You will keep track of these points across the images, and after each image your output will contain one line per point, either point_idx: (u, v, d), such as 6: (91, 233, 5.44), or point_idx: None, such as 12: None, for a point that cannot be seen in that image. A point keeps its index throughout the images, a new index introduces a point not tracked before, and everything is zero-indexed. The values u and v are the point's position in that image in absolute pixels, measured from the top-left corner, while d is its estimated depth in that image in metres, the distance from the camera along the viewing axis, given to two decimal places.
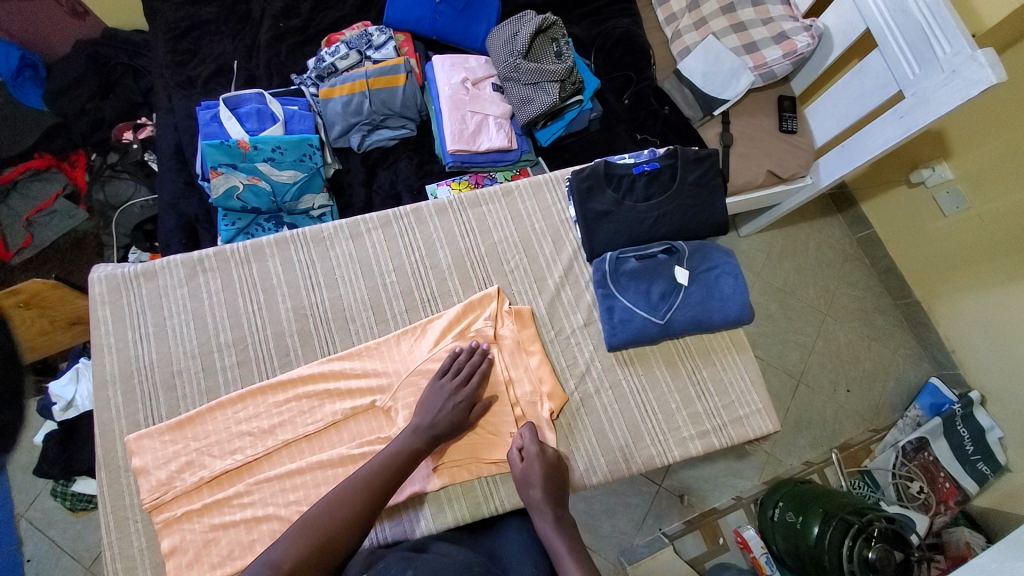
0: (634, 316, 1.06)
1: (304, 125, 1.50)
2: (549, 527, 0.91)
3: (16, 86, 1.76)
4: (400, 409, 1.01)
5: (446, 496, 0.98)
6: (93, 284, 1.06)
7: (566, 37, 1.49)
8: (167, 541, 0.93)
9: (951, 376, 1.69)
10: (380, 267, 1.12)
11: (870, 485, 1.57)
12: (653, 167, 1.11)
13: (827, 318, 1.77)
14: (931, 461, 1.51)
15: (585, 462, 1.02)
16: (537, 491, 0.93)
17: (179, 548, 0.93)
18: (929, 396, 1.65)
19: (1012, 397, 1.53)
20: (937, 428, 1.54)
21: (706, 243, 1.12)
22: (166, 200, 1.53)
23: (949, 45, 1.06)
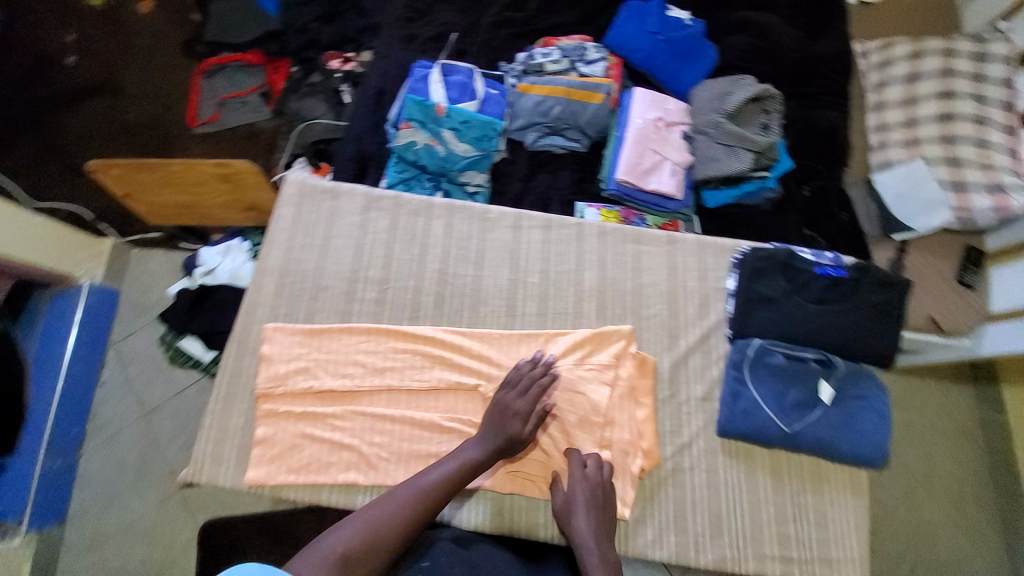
0: (760, 412, 0.99)
1: (495, 109, 1.59)
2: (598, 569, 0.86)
3: None
4: None
5: (475, 495, 0.99)
6: (287, 184, 1.18)
7: (779, 113, 1.48)
8: (262, 429, 1.01)
9: None
10: (527, 264, 1.14)
11: None
12: (839, 274, 1.06)
13: (916, 492, 1.48)
14: None
15: (653, 537, 0.97)
16: (584, 522, 0.90)
17: (268, 440, 1.00)
18: None
19: None
20: None
21: (863, 369, 1.03)
22: (354, 131, 1.68)
23: None
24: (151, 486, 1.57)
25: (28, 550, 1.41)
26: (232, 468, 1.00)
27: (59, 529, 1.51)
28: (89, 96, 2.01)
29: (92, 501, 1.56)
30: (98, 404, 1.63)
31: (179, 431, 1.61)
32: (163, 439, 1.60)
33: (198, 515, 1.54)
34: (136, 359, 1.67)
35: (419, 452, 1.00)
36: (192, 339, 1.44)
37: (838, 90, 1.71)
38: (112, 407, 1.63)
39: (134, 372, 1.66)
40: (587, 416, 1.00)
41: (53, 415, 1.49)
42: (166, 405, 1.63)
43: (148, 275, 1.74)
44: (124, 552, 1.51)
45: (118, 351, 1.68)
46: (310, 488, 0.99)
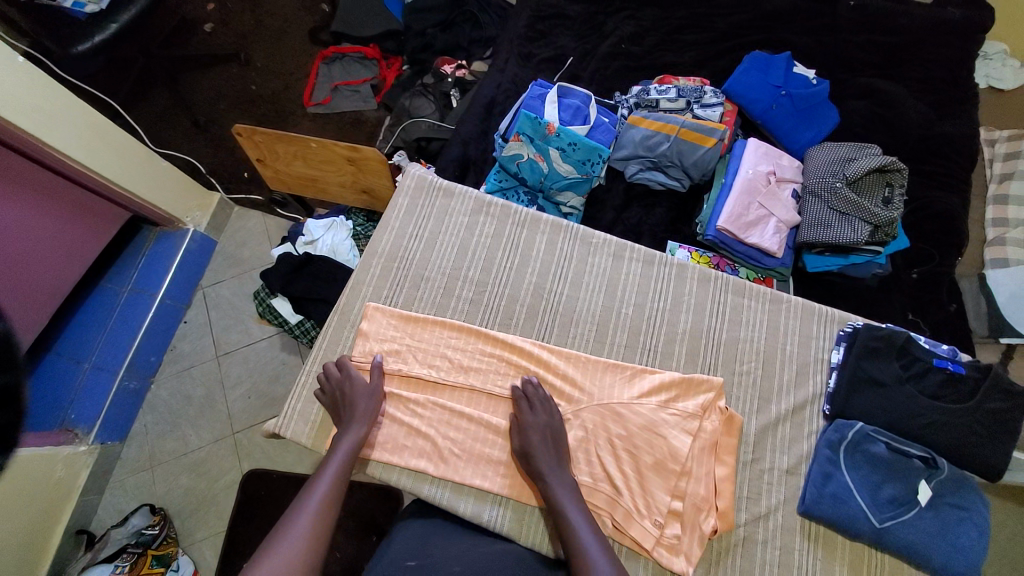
0: (851, 498, 0.93)
1: (604, 137, 1.61)
2: (585, 532, 0.86)
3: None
4: (575, 426, 1.01)
5: (536, 514, 0.98)
6: (408, 176, 1.25)
7: (904, 188, 1.41)
8: None
9: None
10: (623, 295, 1.14)
11: None
12: (958, 370, 1.00)
13: None
14: None
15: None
16: (560, 484, 0.92)
17: None
18: None
19: None
20: None
21: (967, 479, 0.94)
22: (463, 135, 1.74)
23: None
24: (210, 422, 1.64)
25: (89, 458, 1.50)
26: (316, 429, 1.05)
27: (119, 444, 1.60)
28: (220, 60, 2.16)
29: (154, 425, 1.63)
30: (179, 337, 1.73)
31: (243, 379, 1.68)
32: (228, 383, 1.68)
33: (244, 462, 1.60)
34: (217, 305, 1.78)
35: (490, 458, 1.01)
36: (283, 299, 1.51)
37: (962, 174, 1.62)
38: (190, 343, 1.73)
39: (215, 317, 1.76)
40: (664, 461, 0.97)
41: (139, 339, 1.60)
42: (239, 352, 1.72)
43: (245, 231, 1.86)
44: (170, 480, 1.58)
45: (205, 294, 1.79)
46: (381, 468, 1.01)
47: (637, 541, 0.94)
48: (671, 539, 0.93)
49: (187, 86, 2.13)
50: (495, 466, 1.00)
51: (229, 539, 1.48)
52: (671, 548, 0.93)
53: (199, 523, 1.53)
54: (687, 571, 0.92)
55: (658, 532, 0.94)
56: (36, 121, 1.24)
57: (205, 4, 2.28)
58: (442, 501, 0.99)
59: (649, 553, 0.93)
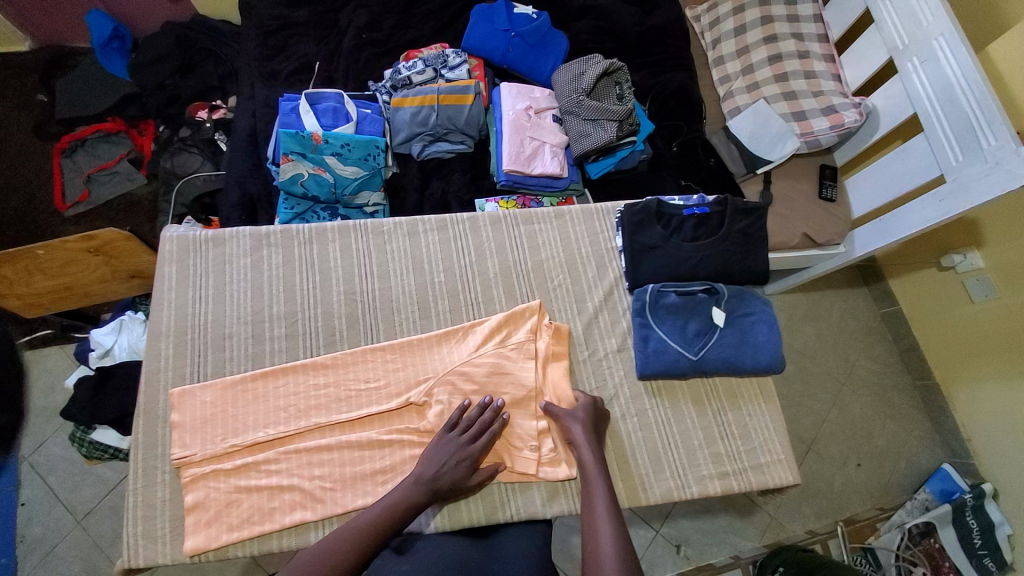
0: (668, 348, 1.09)
1: (373, 127, 1.60)
2: (608, 531, 0.86)
3: (104, 55, 1.93)
4: (434, 404, 1.03)
5: None
6: (164, 241, 1.14)
7: (629, 82, 1.60)
8: (191, 496, 0.96)
9: (962, 465, 1.75)
10: (430, 266, 1.17)
11: (872, 563, 1.62)
12: (704, 210, 1.18)
13: (843, 388, 1.86)
14: (936, 549, 1.55)
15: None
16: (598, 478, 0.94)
17: (201, 505, 0.96)
18: (939, 482, 1.71)
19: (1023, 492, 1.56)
20: (945, 515, 1.58)
21: (745, 289, 1.16)
22: (235, 176, 1.62)
23: (994, 137, 1.22)
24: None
25: None
26: (169, 543, 0.96)
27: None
28: None
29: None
30: (22, 525, 1.47)
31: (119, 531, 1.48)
32: (105, 542, 1.47)
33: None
34: (52, 470, 1.52)
35: (364, 473, 1.00)
36: (105, 428, 1.36)
37: (680, 53, 1.89)
38: (40, 523, 1.47)
39: (56, 481, 1.51)
40: (517, 395, 1.05)
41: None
42: (102, 505, 1.50)
43: (48, 373, 1.59)
44: None
45: (32, 464, 1.52)
46: (260, 540, 0.97)
47: (521, 472, 1.01)
48: (547, 455, 1.03)
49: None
50: (371, 477, 0.99)
51: None
52: (552, 464, 1.02)
53: None
54: (570, 474, 1.02)
55: (534, 453, 1.02)
56: None
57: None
58: None
59: (535, 476, 1.01)
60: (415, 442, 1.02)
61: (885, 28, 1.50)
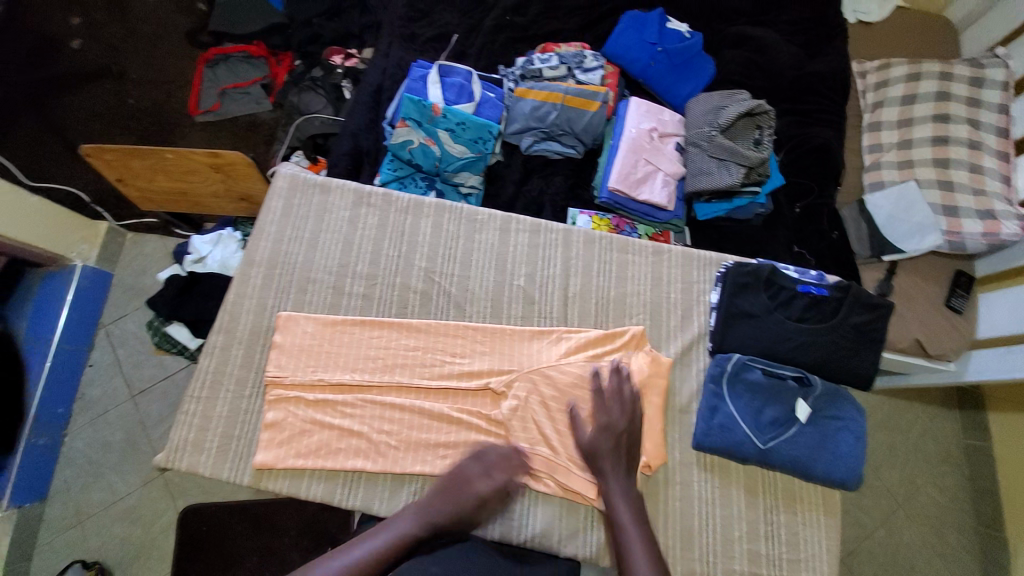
0: (736, 428, 1.00)
1: (491, 112, 1.59)
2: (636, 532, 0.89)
3: None
4: (510, 397, 1.03)
5: None
6: (278, 176, 1.20)
7: (772, 128, 1.46)
8: (272, 413, 1.02)
9: None
10: (514, 266, 1.14)
11: None
12: (822, 292, 1.08)
13: (899, 513, 1.65)
14: None
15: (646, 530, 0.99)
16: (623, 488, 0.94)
17: (278, 424, 1.01)
18: None
19: None
20: None
21: (841, 391, 1.04)
22: (352, 127, 1.68)
23: None
24: (137, 464, 1.59)
25: (7, 525, 1.42)
26: (214, 454, 1.02)
27: (39, 505, 1.52)
28: (91, 78, 1.99)
29: (74, 480, 1.56)
30: (86, 383, 1.64)
31: (167, 414, 1.64)
32: (152, 419, 1.62)
33: (179, 500, 1.57)
34: (123, 342, 1.69)
35: (427, 442, 1.01)
36: (179, 325, 1.45)
37: (832, 109, 1.71)
38: (100, 387, 1.64)
39: (123, 354, 1.67)
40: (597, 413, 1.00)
41: (38, 393, 1.50)
42: (155, 387, 1.65)
43: (142, 258, 1.77)
44: (103, 533, 1.53)
45: (108, 332, 1.69)
46: (291, 478, 1.01)
47: (580, 494, 0.98)
48: None
49: (52, 112, 1.92)
50: (435, 448, 1.00)
51: None
52: (611, 497, 0.97)
53: (141, 570, 1.51)
54: (629, 515, 0.96)
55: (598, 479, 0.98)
56: None
57: (66, 17, 2.05)
58: (357, 501, 0.99)
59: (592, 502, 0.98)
60: (483, 429, 1.02)
61: None
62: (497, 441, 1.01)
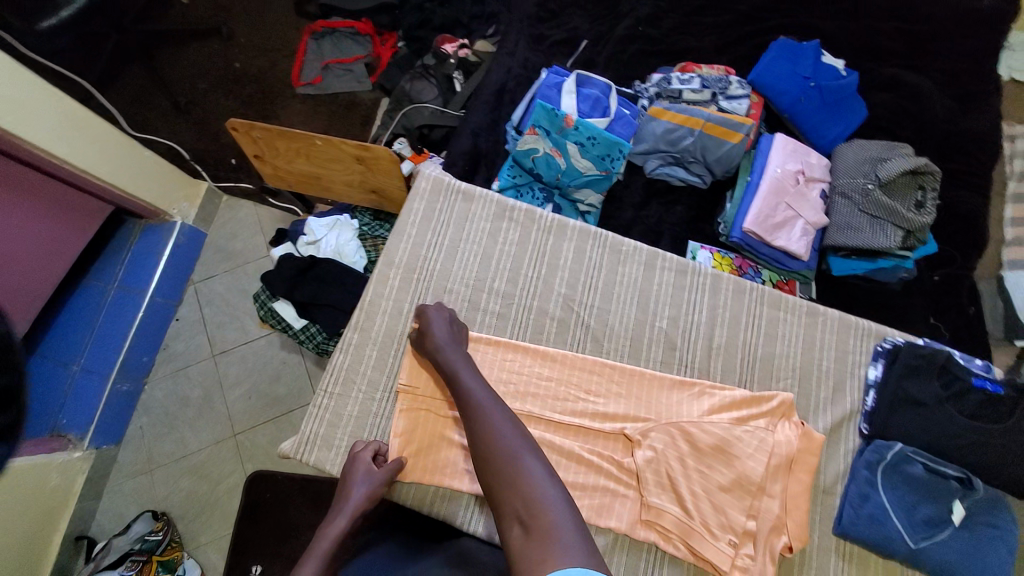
0: (887, 521, 0.93)
1: (624, 130, 1.51)
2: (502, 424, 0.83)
3: None
4: (646, 448, 0.97)
5: None
6: (422, 177, 1.16)
7: (937, 191, 1.35)
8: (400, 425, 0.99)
9: None
10: (657, 306, 1.09)
11: None
12: (997, 390, 0.98)
13: None
14: None
15: None
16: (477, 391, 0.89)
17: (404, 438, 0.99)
18: None
19: None
20: None
21: (1001, 500, 0.94)
22: (472, 124, 1.62)
23: None
24: (209, 423, 1.58)
25: (84, 464, 1.44)
26: (339, 456, 1.00)
27: (114, 448, 1.53)
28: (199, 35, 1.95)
29: (151, 427, 1.57)
30: (171, 336, 1.65)
31: (242, 378, 1.62)
32: (227, 381, 1.62)
33: (247, 464, 1.54)
34: (209, 301, 1.69)
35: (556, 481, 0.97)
36: (286, 302, 1.42)
37: (984, 170, 1.57)
38: (183, 342, 1.65)
39: (210, 314, 1.67)
40: (740, 481, 0.95)
41: (130, 340, 1.51)
42: (236, 351, 1.64)
43: (236, 222, 1.76)
44: (170, 483, 1.52)
45: (197, 290, 1.70)
46: (414, 494, 0.98)
47: (712, 562, 0.92)
48: (745, 561, 0.92)
49: (168, 66, 1.92)
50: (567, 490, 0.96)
51: (233, 550, 1.43)
52: (747, 572, 0.91)
53: (202, 527, 1.48)
54: None
55: (735, 551, 0.92)
56: (51, 138, 1.22)
57: None
58: (477, 527, 0.97)
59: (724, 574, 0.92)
60: (614, 475, 0.98)
61: None
62: (628, 491, 0.97)
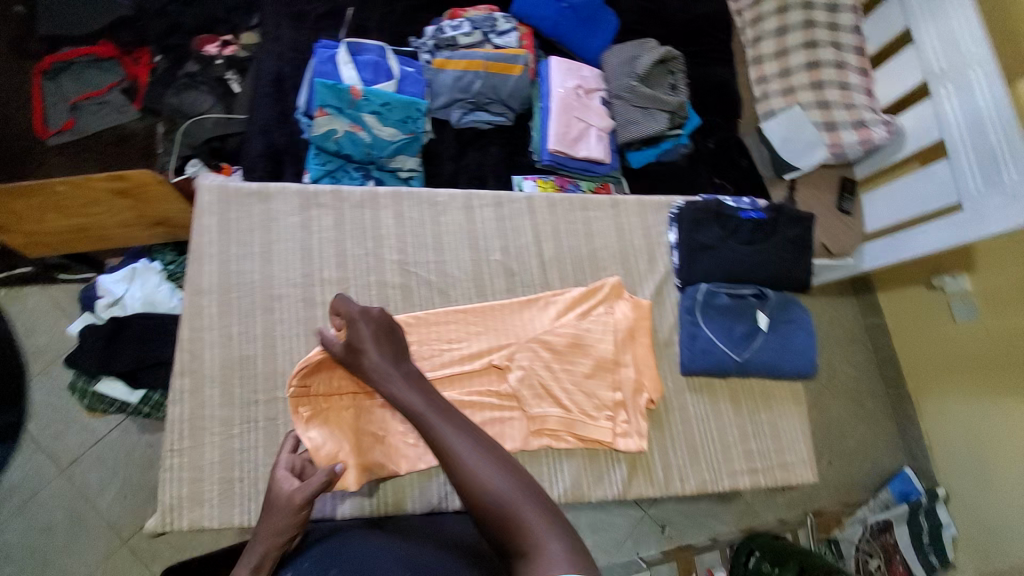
0: (715, 348, 1.12)
1: (414, 88, 1.52)
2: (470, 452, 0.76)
3: None
4: (515, 369, 1.05)
5: None
6: (202, 191, 1.06)
7: (683, 72, 1.60)
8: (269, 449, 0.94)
9: (922, 471, 1.83)
10: (487, 242, 1.14)
11: (834, 553, 1.74)
12: (759, 216, 1.21)
13: (824, 393, 1.91)
14: (891, 544, 1.64)
15: (661, 457, 1.09)
16: (441, 418, 0.80)
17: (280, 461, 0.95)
18: (900, 484, 1.77)
19: (973, 503, 1.64)
20: (903, 515, 1.65)
21: (790, 298, 1.19)
22: (259, 123, 1.51)
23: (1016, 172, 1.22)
24: (90, 540, 1.36)
25: None
26: (217, 505, 0.93)
27: None
28: None
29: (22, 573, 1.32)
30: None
31: (110, 480, 1.39)
32: (93, 492, 1.38)
33: (155, 565, 1.36)
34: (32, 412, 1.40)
35: None
36: (112, 379, 1.24)
37: (723, 47, 1.86)
38: (19, 469, 1.36)
39: (35, 428, 1.39)
40: (596, 365, 1.07)
41: None
42: (88, 455, 1.40)
43: (26, 317, 1.44)
44: None
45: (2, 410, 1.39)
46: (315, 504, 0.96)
47: (598, 440, 1.04)
48: (621, 427, 1.06)
49: None
50: None
51: None
52: (625, 434, 1.05)
53: None
54: (644, 445, 1.05)
55: (611, 422, 1.05)
56: None
57: None
58: (388, 503, 0.99)
59: (610, 445, 1.05)
60: (496, 405, 1.04)
61: (924, 49, 1.45)
62: (513, 413, 1.04)
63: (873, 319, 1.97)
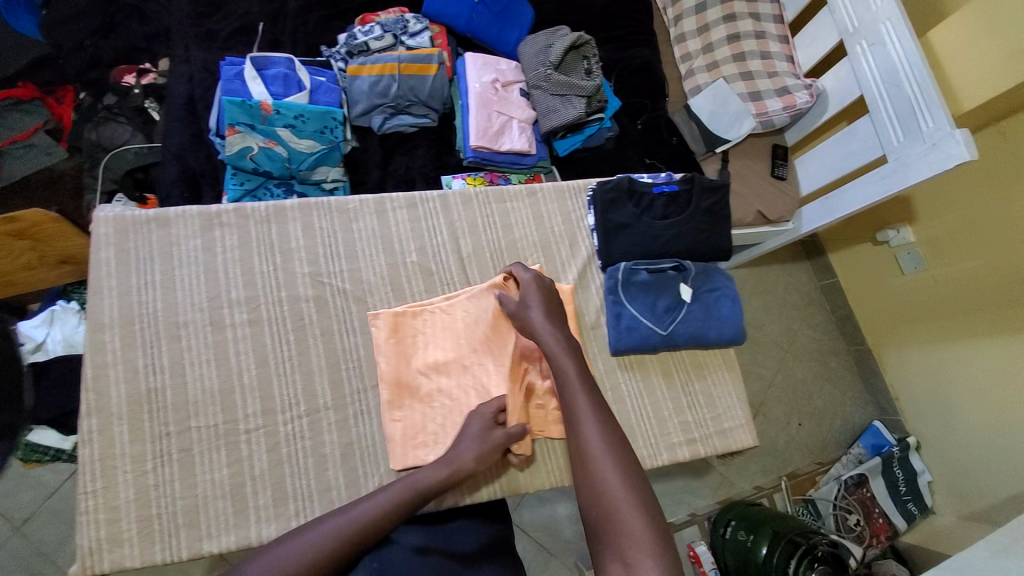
0: (640, 325, 1.12)
1: (329, 97, 1.49)
2: (595, 433, 0.82)
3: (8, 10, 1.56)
4: None
5: None
6: (97, 223, 1.03)
7: (597, 56, 1.58)
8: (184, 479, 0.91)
9: (890, 421, 1.88)
10: (402, 245, 1.13)
11: (812, 513, 1.71)
12: (672, 189, 1.22)
13: (789, 357, 1.92)
14: (867, 497, 1.65)
15: None
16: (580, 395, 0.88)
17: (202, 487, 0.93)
18: (871, 437, 1.84)
19: (941, 445, 1.71)
20: (876, 467, 1.70)
21: (711, 266, 1.21)
22: (173, 149, 1.47)
23: (932, 122, 1.18)
24: None
25: None
26: (134, 545, 0.90)
27: None
28: None
29: None
30: None
31: (68, 534, 1.32)
32: (49, 548, 1.30)
33: None
34: None
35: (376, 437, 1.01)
36: (43, 429, 1.20)
37: (644, 28, 1.88)
38: None
39: None
40: (521, 355, 1.06)
41: None
42: (41, 512, 1.32)
43: None
44: None
45: None
46: (239, 532, 0.93)
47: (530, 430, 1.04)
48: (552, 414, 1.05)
49: None
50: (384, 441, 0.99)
51: None
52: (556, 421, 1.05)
53: None
54: None
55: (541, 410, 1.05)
56: None
57: None
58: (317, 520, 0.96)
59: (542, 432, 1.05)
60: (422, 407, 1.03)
61: (838, 10, 1.43)
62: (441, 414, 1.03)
63: (827, 278, 1.99)
